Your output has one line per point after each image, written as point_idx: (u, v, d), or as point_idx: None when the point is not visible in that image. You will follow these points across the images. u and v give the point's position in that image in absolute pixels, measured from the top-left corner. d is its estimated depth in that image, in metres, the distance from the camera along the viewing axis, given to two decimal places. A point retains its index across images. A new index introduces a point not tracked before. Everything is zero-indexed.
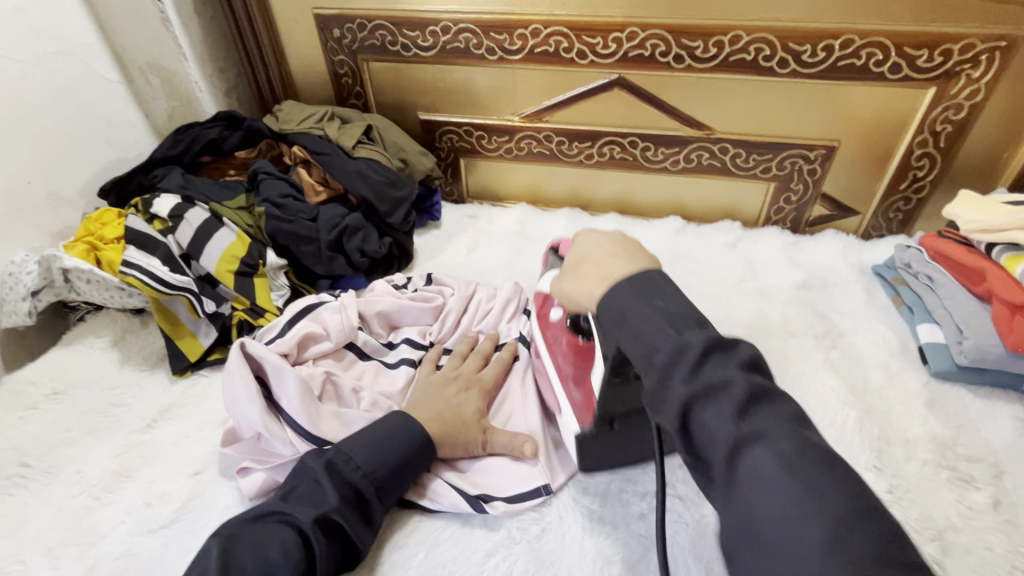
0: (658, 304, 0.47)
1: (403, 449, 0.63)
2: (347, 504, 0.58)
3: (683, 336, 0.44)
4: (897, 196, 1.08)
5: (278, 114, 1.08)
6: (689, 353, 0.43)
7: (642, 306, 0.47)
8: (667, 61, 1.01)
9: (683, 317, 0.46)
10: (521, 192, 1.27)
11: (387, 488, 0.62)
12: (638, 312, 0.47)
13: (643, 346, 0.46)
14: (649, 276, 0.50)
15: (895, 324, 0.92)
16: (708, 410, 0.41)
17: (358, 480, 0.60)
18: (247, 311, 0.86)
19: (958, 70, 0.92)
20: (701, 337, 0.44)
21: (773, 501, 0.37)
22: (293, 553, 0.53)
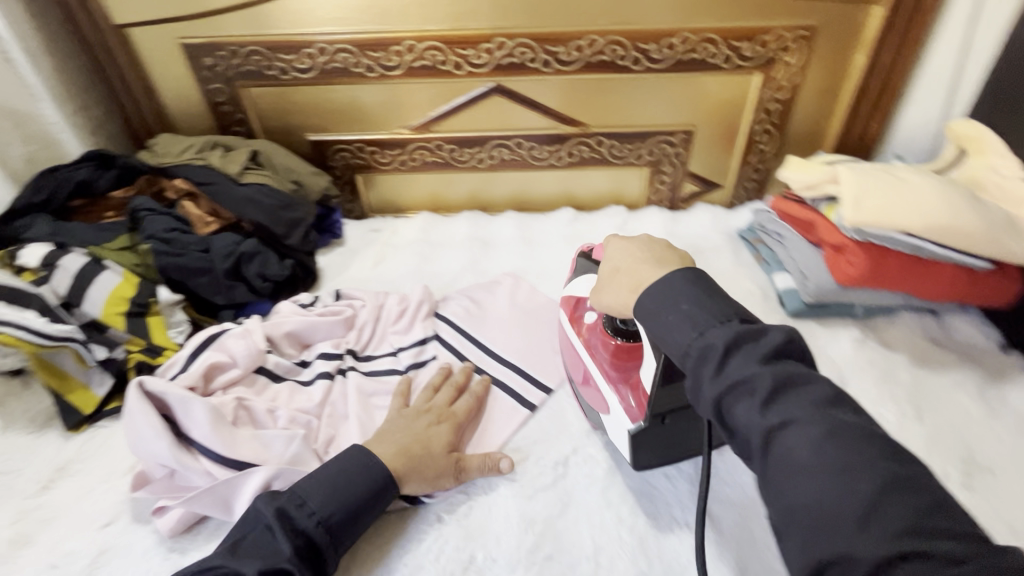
0: (684, 308, 0.52)
1: (366, 493, 0.63)
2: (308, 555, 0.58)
3: (708, 337, 0.49)
4: (749, 167, 1.25)
5: (154, 149, 1.04)
6: (722, 353, 0.48)
7: (673, 312, 0.53)
8: (536, 66, 1.09)
9: (715, 313, 0.51)
10: (422, 201, 1.31)
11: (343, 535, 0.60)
12: (668, 315, 0.53)
13: (675, 348, 0.52)
14: (684, 279, 0.54)
15: (759, 277, 1.07)
16: (736, 407, 0.46)
17: (313, 529, 0.59)
18: (144, 351, 0.83)
19: (775, 57, 1.09)
20: (726, 333, 0.49)
21: (807, 479, 0.42)
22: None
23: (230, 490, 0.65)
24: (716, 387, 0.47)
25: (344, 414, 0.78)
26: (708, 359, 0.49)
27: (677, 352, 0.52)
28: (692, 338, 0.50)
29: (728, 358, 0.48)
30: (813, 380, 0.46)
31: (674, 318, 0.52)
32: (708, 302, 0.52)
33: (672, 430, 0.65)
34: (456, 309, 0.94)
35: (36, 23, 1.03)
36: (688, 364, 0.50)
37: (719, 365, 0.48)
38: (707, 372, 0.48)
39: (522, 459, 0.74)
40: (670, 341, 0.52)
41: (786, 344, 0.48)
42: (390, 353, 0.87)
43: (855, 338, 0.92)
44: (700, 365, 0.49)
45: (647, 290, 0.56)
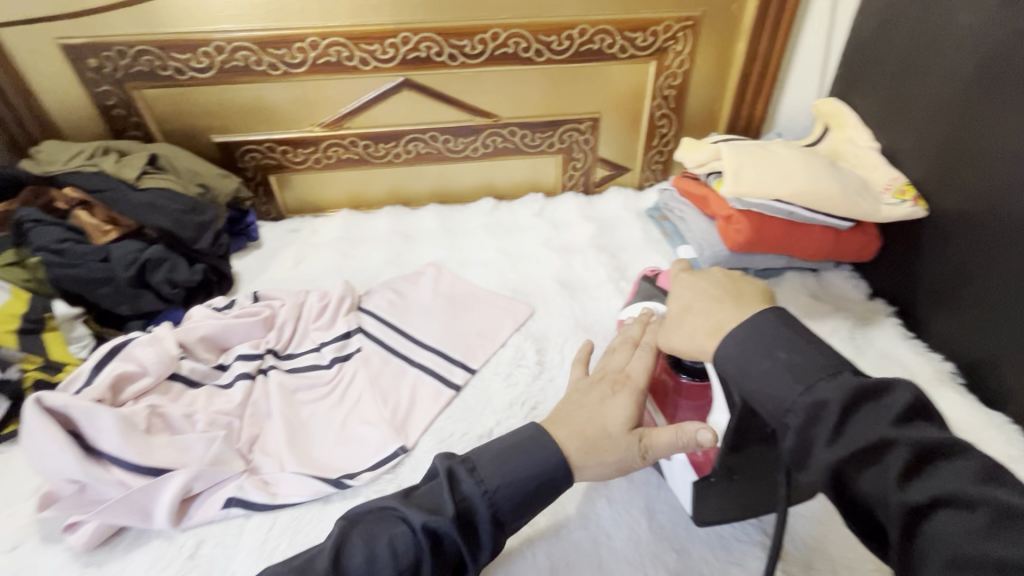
0: (781, 359, 0.49)
1: (529, 467, 0.54)
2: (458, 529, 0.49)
3: (817, 393, 0.45)
4: (653, 150, 1.34)
5: (37, 156, 0.98)
6: (828, 413, 0.44)
7: (763, 365, 0.49)
8: (443, 60, 1.12)
9: (816, 367, 0.47)
10: (341, 199, 1.30)
11: (508, 517, 0.52)
12: (763, 366, 0.49)
13: (772, 405, 0.48)
14: (769, 321, 0.52)
15: (665, 250, 1.15)
16: (863, 476, 0.42)
17: (478, 495, 0.51)
18: (41, 369, 0.78)
19: (665, 46, 1.17)
20: (838, 390, 0.45)
21: (961, 564, 0.37)
22: (398, 557, 0.47)
23: (148, 499, 0.64)
24: (831, 453, 0.43)
25: (267, 413, 0.77)
26: (816, 420, 0.45)
27: (772, 411, 0.48)
28: (796, 394, 0.46)
29: (833, 418, 0.44)
30: (961, 448, 0.41)
31: (770, 370, 0.49)
32: (804, 350, 0.49)
33: (743, 488, 0.62)
34: (380, 302, 0.96)
35: None
36: (788, 426, 0.46)
37: (835, 431, 0.44)
38: (820, 435, 0.44)
39: (448, 435, 0.77)
40: (767, 399, 0.48)
41: (915, 404, 0.43)
42: (314, 349, 0.87)
43: None
44: (811, 427, 0.45)
45: (727, 340, 0.53)
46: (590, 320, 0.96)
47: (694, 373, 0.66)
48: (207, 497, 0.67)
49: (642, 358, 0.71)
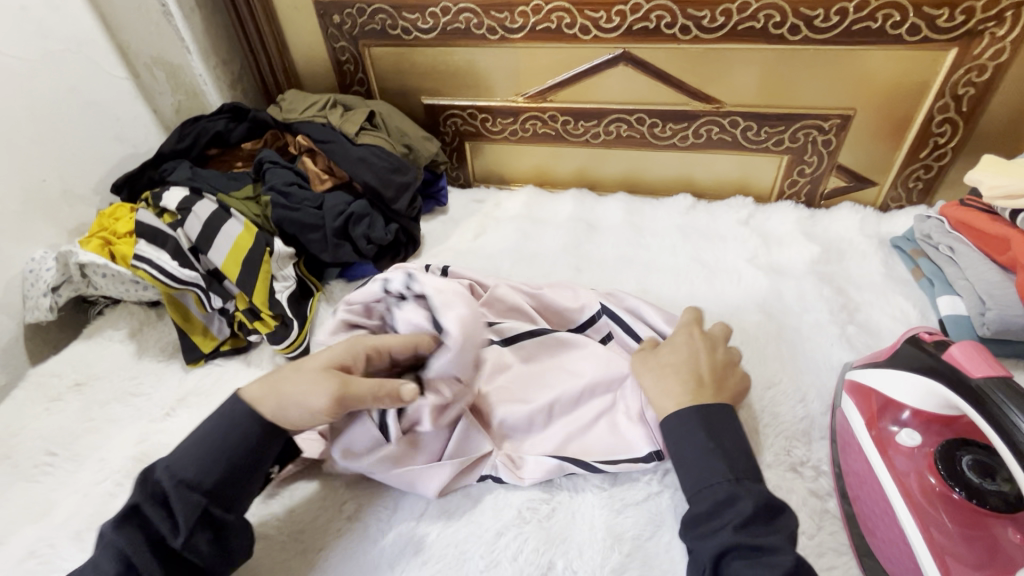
0: (723, 447, 0.57)
1: (228, 451, 0.55)
2: (154, 506, 0.53)
3: (740, 487, 0.54)
4: (917, 164, 1.04)
5: (282, 104, 1.09)
6: (742, 503, 0.52)
7: (700, 447, 0.57)
8: (673, 33, 0.98)
9: (726, 466, 0.56)
10: (527, 174, 1.26)
11: (219, 491, 0.54)
12: (704, 446, 0.57)
13: (698, 481, 0.56)
14: (690, 416, 0.59)
15: (915, 296, 0.89)
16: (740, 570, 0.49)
17: (167, 484, 0.53)
18: (246, 311, 0.86)
19: (981, 29, 0.88)
20: (755, 492, 0.53)
21: None
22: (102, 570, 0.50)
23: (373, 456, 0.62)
24: (735, 538, 0.50)
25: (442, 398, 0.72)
26: (723, 509, 0.53)
27: (691, 486, 0.56)
28: (723, 478, 0.55)
29: (738, 512, 0.52)
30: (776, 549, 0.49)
31: (707, 452, 0.57)
32: (725, 447, 0.57)
33: None
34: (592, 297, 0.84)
35: None
36: (702, 496, 0.54)
37: (740, 523, 0.51)
38: (722, 524, 0.52)
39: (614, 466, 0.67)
40: (695, 475, 0.56)
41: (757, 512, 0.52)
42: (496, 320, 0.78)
43: None
44: (718, 512, 0.53)
45: (682, 412, 0.60)
46: (802, 369, 0.78)
47: (971, 491, 0.54)
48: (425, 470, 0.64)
49: (889, 445, 0.60)
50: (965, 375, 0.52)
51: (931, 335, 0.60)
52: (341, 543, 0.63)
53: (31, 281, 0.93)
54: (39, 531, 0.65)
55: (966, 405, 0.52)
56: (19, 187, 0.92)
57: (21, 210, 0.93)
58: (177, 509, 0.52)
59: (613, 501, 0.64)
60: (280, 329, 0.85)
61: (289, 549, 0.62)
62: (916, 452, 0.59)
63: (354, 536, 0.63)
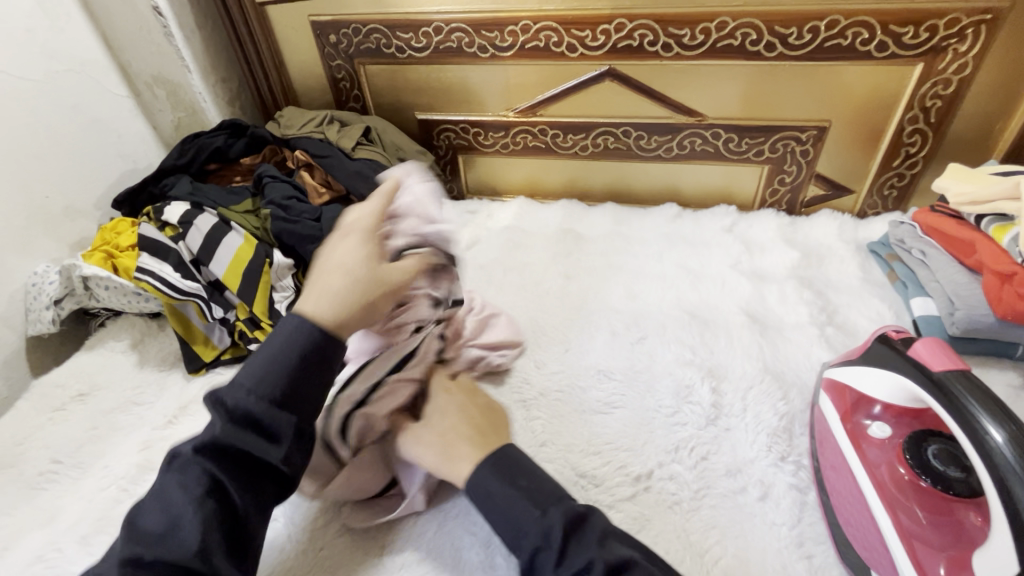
0: (520, 486, 0.52)
1: (298, 361, 0.55)
2: (241, 429, 0.52)
3: (547, 519, 0.48)
4: (891, 172, 1.09)
5: (281, 120, 1.12)
6: (554, 535, 0.47)
7: (507, 490, 0.52)
8: (655, 50, 1.03)
9: (529, 501, 0.50)
10: (518, 185, 1.30)
11: (296, 395, 0.55)
12: (501, 493, 0.52)
13: (512, 530, 0.50)
14: (482, 472, 0.54)
15: (890, 298, 0.94)
16: None
17: (248, 402, 0.53)
18: (246, 321, 0.88)
19: (944, 45, 0.93)
20: (559, 517, 0.48)
21: None
22: (190, 497, 0.50)
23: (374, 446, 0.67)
24: None
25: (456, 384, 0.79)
26: (547, 546, 0.48)
27: (514, 529, 0.50)
28: (532, 517, 0.49)
29: (556, 549, 0.47)
30: None
31: (511, 495, 0.51)
32: (518, 484, 0.52)
33: None
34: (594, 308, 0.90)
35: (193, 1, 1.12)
36: (522, 545, 0.49)
37: (558, 559, 0.46)
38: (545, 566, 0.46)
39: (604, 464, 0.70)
40: (510, 525, 0.51)
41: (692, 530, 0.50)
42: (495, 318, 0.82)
43: (1012, 384, 0.78)
44: (541, 550, 0.47)
45: (480, 468, 0.55)
46: (784, 369, 0.81)
47: (937, 478, 0.57)
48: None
49: (862, 438, 0.63)
50: (927, 368, 0.56)
51: (898, 332, 0.64)
52: (342, 543, 0.65)
53: (34, 294, 0.95)
54: (47, 536, 0.67)
55: (929, 396, 0.55)
56: (22, 203, 0.95)
57: (24, 225, 0.96)
58: (255, 422, 0.52)
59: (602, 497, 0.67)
60: None
61: (291, 549, 0.65)
62: (886, 444, 0.62)
63: (356, 536, 0.66)
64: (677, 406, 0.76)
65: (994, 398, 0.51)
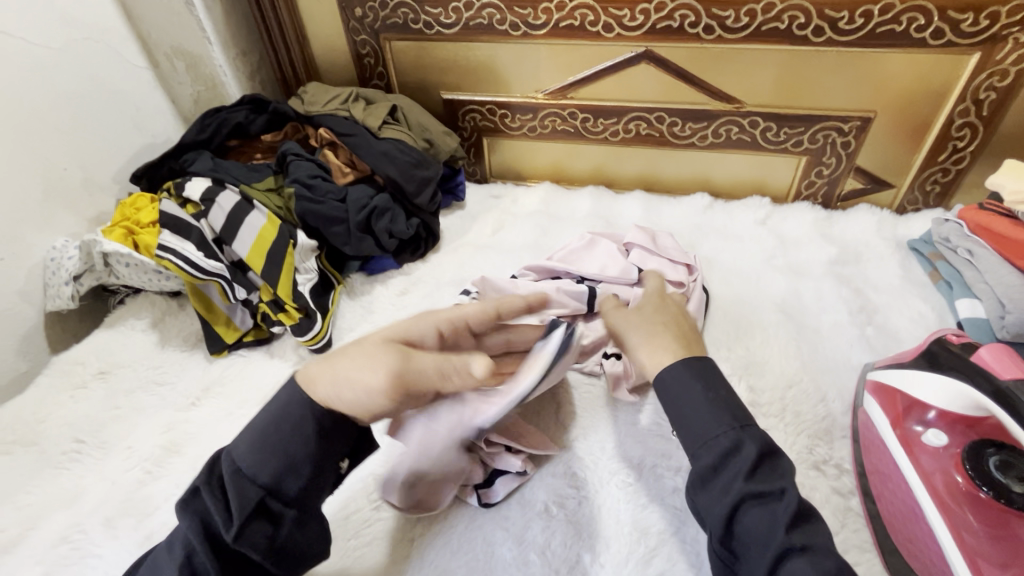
0: (713, 397, 0.54)
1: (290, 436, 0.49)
2: (222, 504, 0.48)
3: (743, 433, 0.51)
4: (935, 167, 1.05)
5: (304, 96, 1.09)
6: (745, 451, 0.50)
7: (691, 398, 0.54)
8: (696, 32, 0.98)
9: (728, 415, 0.52)
10: (544, 170, 1.26)
11: (284, 482, 0.49)
12: (693, 398, 0.54)
13: (692, 440, 0.53)
14: (680, 371, 0.56)
15: (932, 298, 0.90)
16: (754, 513, 0.47)
17: (233, 479, 0.48)
18: (270, 303, 0.86)
19: (1004, 34, 0.88)
20: (754, 442, 0.50)
21: None
22: (175, 557, 0.47)
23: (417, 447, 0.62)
24: (745, 488, 0.48)
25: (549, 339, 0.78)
26: (729, 460, 0.50)
27: (692, 441, 0.53)
28: (728, 427, 0.51)
29: (743, 460, 0.49)
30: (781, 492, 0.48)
31: (700, 399, 0.54)
32: (714, 395, 0.54)
33: None
34: (636, 232, 0.93)
35: None
36: (708, 450, 0.51)
37: (746, 472, 0.49)
38: (731, 477, 0.49)
39: (638, 462, 0.68)
40: (691, 425, 0.53)
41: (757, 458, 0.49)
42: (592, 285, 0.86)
43: None
44: (724, 459, 0.50)
45: (674, 364, 0.57)
46: (823, 369, 0.79)
47: (999, 491, 0.54)
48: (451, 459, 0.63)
49: (914, 444, 0.61)
50: (994, 377, 0.53)
51: (957, 337, 0.61)
52: (370, 534, 0.63)
53: (53, 269, 0.93)
54: (70, 518, 0.66)
55: (991, 404, 0.53)
56: (41, 175, 0.92)
57: (43, 198, 0.93)
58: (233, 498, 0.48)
59: (637, 496, 0.65)
60: (304, 322, 0.86)
61: None
62: (941, 452, 0.60)
63: (384, 526, 0.64)
64: None
65: None
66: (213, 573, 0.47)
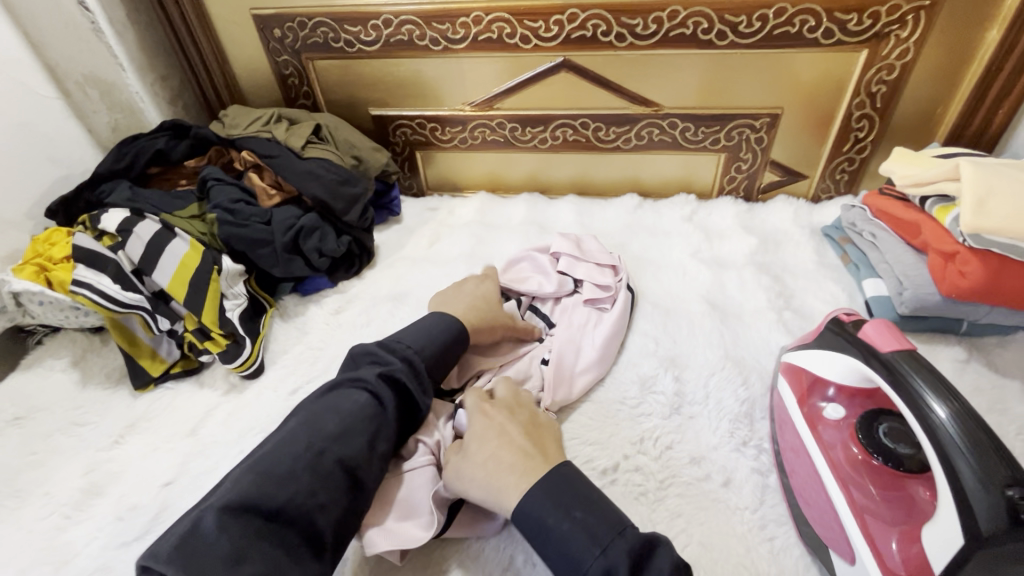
0: (575, 519, 0.51)
1: (442, 335, 0.71)
2: (407, 371, 0.65)
3: (609, 555, 0.48)
4: (842, 157, 1.11)
5: (225, 119, 1.07)
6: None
7: (561, 526, 0.51)
8: (609, 40, 1.02)
9: (596, 537, 0.50)
10: (479, 180, 1.28)
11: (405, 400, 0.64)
12: (558, 528, 0.51)
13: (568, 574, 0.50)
14: (536, 499, 0.53)
15: (843, 280, 0.96)
16: None
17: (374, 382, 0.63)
18: (195, 332, 0.84)
19: (887, 31, 0.95)
20: (623, 552, 0.48)
21: None
22: (362, 407, 0.60)
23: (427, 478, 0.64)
24: None
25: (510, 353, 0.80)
26: None
27: (570, 573, 0.50)
28: (591, 556, 0.49)
29: None
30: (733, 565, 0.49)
31: (566, 530, 0.51)
32: (573, 516, 0.51)
33: None
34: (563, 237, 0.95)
35: None
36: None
37: None
38: None
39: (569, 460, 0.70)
40: (565, 558, 0.50)
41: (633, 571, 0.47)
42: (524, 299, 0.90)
43: (957, 358, 0.81)
44: None
45: (529, 494, 0.54)
46: (744, 355, 0.82)
47: (887, 456, 0.58)
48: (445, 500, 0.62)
49: (818, 420, 0.64)
50: (877, 351, 0.57)
51: (850, 314, 0.65)
52: None
53: None
54: None
55: (880, 378, 0.56)
56: None
57: None
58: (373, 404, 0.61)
59: None
60: (232, 349, 0.84)
61: None
62: (841, 424, 0.63)
63: None
64: (642, 397, 0.77)
65: (938, 377, 0.52)
66: (390, 414, 0.61)
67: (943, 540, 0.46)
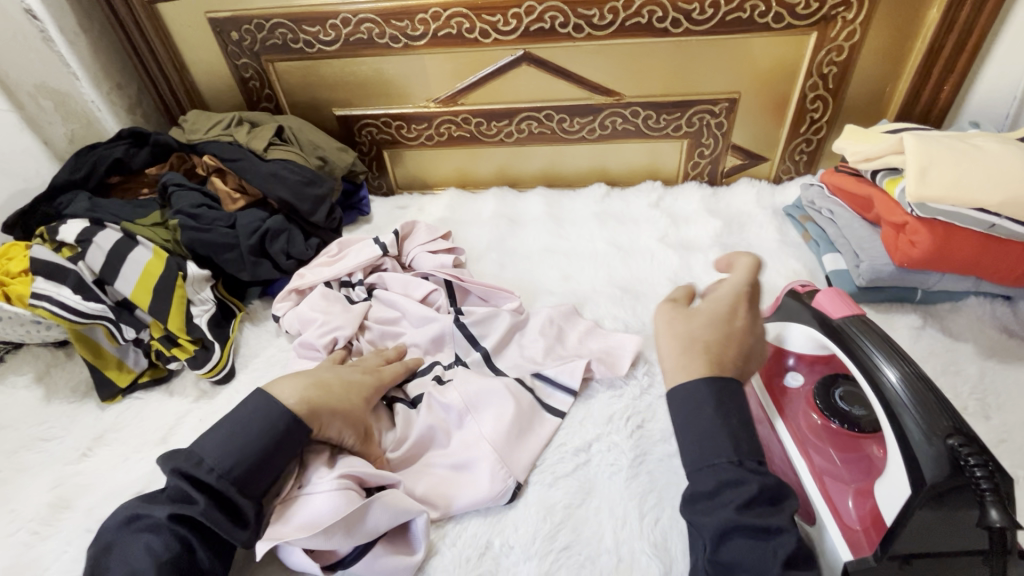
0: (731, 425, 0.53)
1: (262, 438, 0.58)
2: (213, 511, 0.54)
3: (744, 469, 0.51)
4: (799, 138, 1.15)
5: (184, 125, 1.06)
6: (746, 486, 0.50)
7: (698, 422, 0.54)
8: (567, 32, 1.03)
9: (741, 447, 0.52)
10: (449, 177, 1.28)
11: (254, 480, 0.57)
12: (703, 414, 0.53)
13: (693, 461, 0.53)
14: (699, 390, 0.54)
15: (805, 257, 0.99)
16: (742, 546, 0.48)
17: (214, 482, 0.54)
18: (162, 339, 0.84)
19: (834, 14, 0.98)
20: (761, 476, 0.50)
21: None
22: (159, 554, 0.53)
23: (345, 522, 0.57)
24: (738, 519, 0.49)
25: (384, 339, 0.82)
26: (725, 489, 0.51)
27: (691, 464, 0.53)
28: (727, 459, 0.51)
29: (741, 493, 0.50)
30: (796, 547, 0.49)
31: (713, 420, 0.53)
32: (732, 423, 0.53)
33: None
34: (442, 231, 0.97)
35: (73, 3, 1.05)
36: (703, 476, 0.52)
37: (744, 502, 0.49)
38: (725, 505, 0.50)
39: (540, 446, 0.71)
40: (699, 449, 0.53)
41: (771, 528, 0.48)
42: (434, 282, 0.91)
43: (913, 325, 0.84)
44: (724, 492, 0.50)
45: (696, 383, 0.55)
46: None
47: (844, 418, 0.60)
48: (355, 521, 0.57)
49: (779, 390, 0.66)
50: (828, 317, 0.59)
51: (805, 286, 0.67)
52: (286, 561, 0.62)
53: None
54: None
55: (832, 344, 0.58)
56: None
57: None
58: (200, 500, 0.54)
59: (543, 476, 0.67)
60: (201, 354, 0.83)
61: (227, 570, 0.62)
62: (801, 392, 0.65)
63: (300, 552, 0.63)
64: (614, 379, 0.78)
65: (887, 340, 0.54)
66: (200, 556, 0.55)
67: (896, 490, 0.48)
